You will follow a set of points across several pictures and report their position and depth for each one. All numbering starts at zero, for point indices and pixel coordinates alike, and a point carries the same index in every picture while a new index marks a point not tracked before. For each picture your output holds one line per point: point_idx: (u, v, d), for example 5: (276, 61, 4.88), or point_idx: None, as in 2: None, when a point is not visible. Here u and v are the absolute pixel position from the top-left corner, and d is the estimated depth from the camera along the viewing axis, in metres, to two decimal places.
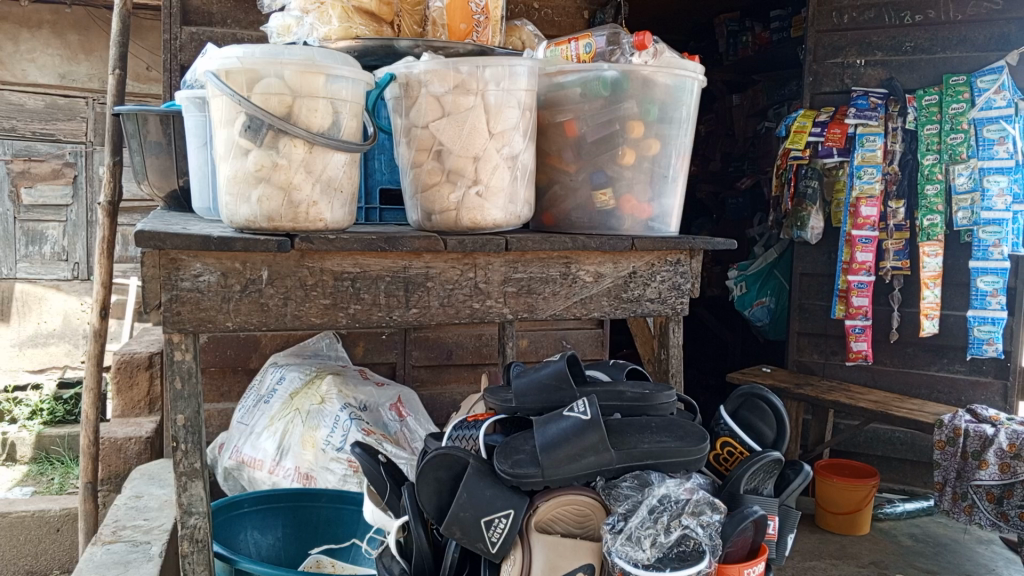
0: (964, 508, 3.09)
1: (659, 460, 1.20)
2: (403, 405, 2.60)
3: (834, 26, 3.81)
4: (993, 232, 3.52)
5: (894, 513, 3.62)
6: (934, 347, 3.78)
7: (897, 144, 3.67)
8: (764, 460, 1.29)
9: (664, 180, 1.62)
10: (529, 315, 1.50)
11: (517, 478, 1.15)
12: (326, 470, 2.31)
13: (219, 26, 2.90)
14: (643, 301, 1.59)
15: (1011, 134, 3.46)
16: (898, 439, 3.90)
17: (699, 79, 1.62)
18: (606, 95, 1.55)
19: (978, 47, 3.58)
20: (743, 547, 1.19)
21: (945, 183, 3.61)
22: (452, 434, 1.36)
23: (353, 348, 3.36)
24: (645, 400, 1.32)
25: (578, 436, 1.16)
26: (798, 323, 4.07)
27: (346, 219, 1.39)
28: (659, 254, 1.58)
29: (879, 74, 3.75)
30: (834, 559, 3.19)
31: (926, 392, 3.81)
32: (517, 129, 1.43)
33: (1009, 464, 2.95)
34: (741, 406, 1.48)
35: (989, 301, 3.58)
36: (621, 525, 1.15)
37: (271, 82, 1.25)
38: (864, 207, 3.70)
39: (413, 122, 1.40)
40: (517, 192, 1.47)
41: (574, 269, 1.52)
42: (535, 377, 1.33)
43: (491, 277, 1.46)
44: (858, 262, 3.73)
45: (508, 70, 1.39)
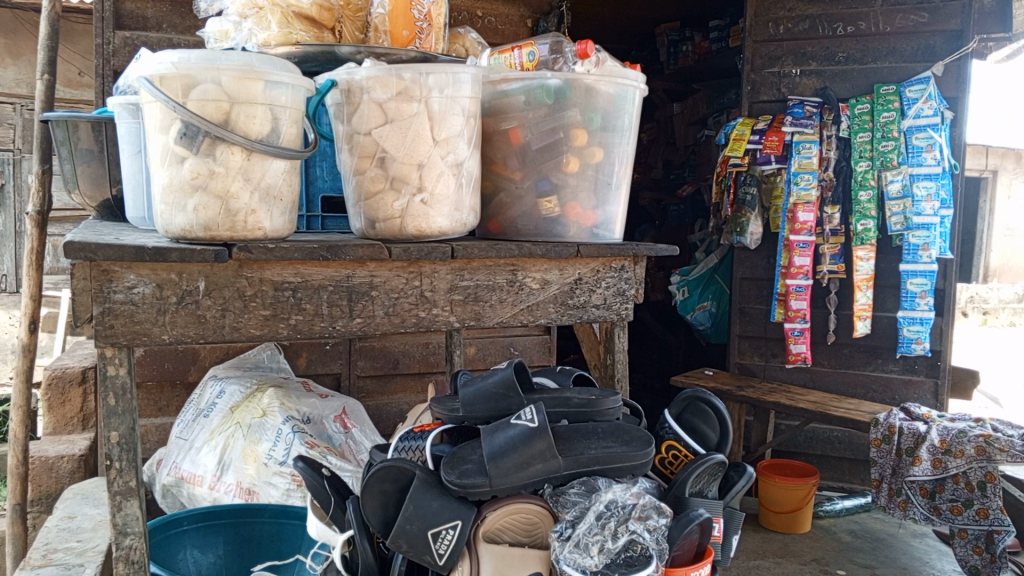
0: (899, 503, 3.17)
1: (605, 466, 1.19)
2: (347, 416, 2.56)
3: (770, 36, 3.90)
4: (921, 236, 3.65)
5: (833, 510, 3.72)
6: (869, 347, 3.90)
7: (832, 151, 3.78)
8: (708, 464, 1.30)
9: (608, 187, 1.64)
10: (476, 322, 1.49)
11: (464, 488, 1.14)
12: (269, 485, 2.25)
13: (154, 31, 2.82)
14: (589, 308, 1.60)
15: (938, 142, 3.60)
16: (836, 437, 4.01)
17: (641, 87, 1.64)
18: (549, 103, 1.55)
19: (906, 57, 3.72)
20: (689, 551, 1.20)
21: (878, 189, 3.74)
22: (398, 446, 1.33)
23: (295, 359, 3.29)
24: (591, 406, 1.32)
25: (525, 444, 1.15)
26: (739, 326, 4.15)
27: (285, 227, 1.36)
28: (603, 261, 1.60)
29: (813, 83, 3.85)
30: (777, 557, 3.25)
31: (862, 392, 3.92)
32: (462, 137, 1.42)
33: (941, 459, 3.05)
34: (685, 409, 1.50)
35: (918, 302, 3.71)
36: (569, 532, 1.15)
37: (208, 87, 1.22)
38: (801, 213, 3.80)
39: (355, 129, 1.38)
40: (463, 199, 1.46)
41: (521, 276, 1.52)
42: (481, 386, 1.32)
43: (437, 284, 1.45)
44: (796, 266, 3.84)
45: (451, 78, 1.38)
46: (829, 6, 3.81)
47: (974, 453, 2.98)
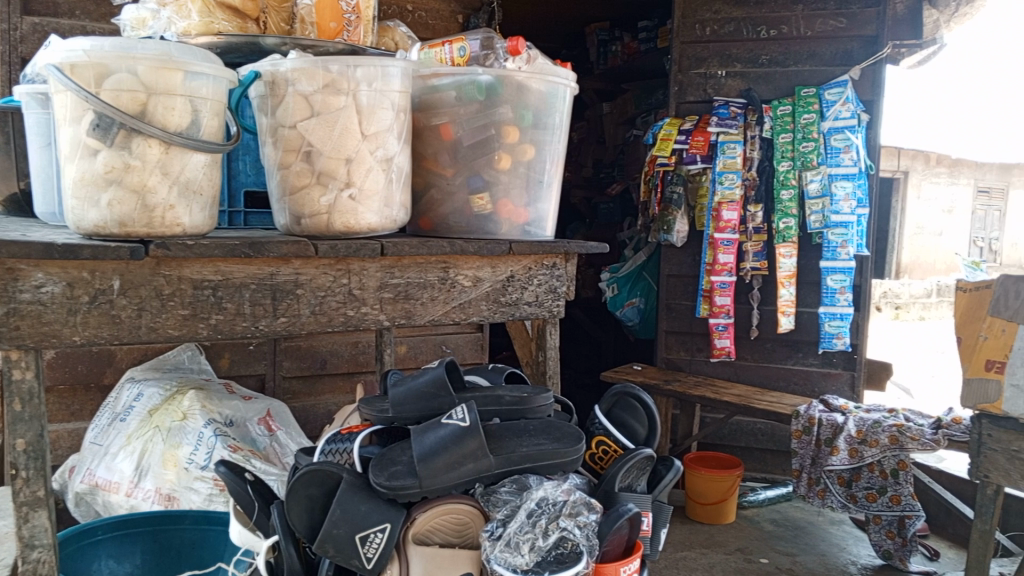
0: (818, 491, 3.30)
1: (537, 463, 1.18)
2: (272, 418, 2.48)
3: (696, 38, 3.99)
4: (840, 234, 3.78)
5: (756, 501, 3.82)
6: (790, 342, 4.02)
7: (755, 151, 3.88)
8: (637, 458, 1.32)
9: (540, 184, 1.64)
10: (406, 321, 1.47)
11: (394, 491, 1.11)
12: (190, 490, 2.17)
13: (66, 18, 2.69)
14: (521, 305, 1.59)
15: (855, 143, 3.73)
16: (760, 430, 4.12)
17: (571, 85, 1.65)
18: (481, 99, 1.53)
19: (825, 61, 3.84)
20: (619, 546, 1.20)
21: (799, 188, 3.85)
22: (325, 449, 1.30)
23: (218, 360, 3.19)
24: (523, 404, 1.32)
25: (456, 443, 1.13)
26: (666, 322, 4.23)
27: (206, 223, 1.31)
28: (535, 258, 1.59)
29: (738, 85, 3.95)
30: (703, 548, 3.32)
31: (784, 385, 4.05)
32: (391, 131, 1.39)
33: (857, 449, 3.17)
34: (615, 405, 1.50)
35: (838, 298, 3.85)
36: (500, 531, 1.14)
37: (123, 77, 1.16)
38: (726, 211, 3.90)
39: (280, 122, 1.35)
40: (393, 195, 1.43)
41: (452, 273, 1.51)
42: (411, 386, 1.30)
43: (366, 283, 1.42)
44: (720, 263, 3.94)
45: (380, 71, 1.35)
46: (753, 9, 3.91)
47: (888, 442, 3.10)
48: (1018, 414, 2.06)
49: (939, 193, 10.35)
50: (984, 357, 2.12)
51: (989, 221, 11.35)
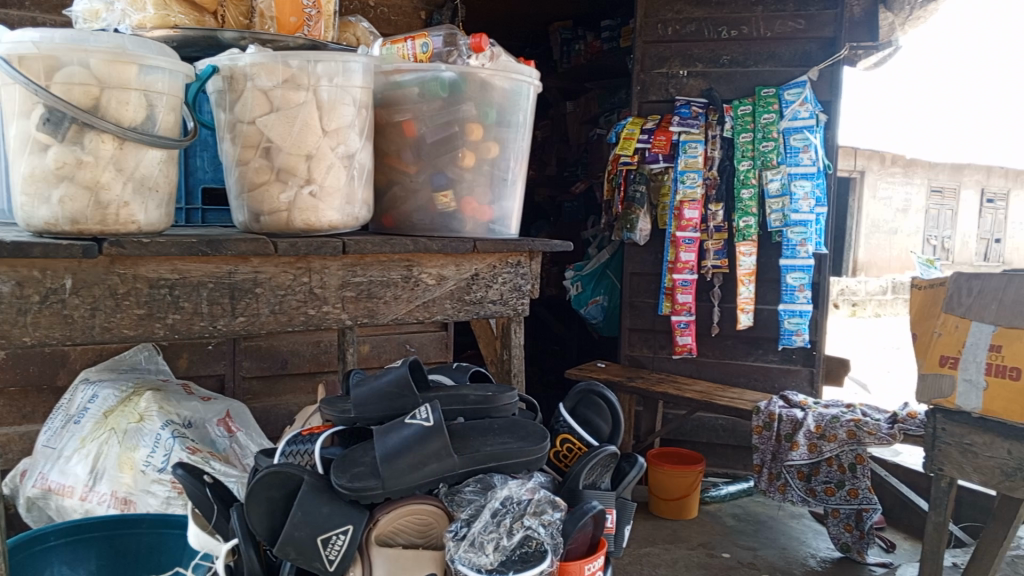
0: (778, 486, 3.35)
1: (501, 462, 1.18)
2: (232, 420, 2.44)
3: (658, 37, 4.01)
4: (799, 232, 3.83)
5: (718, 496, 3.87)
6: (751, 338, 4.08)
7: (716, 150, 3.93)
8: (602, 455, 1.32)
9: (504, 182, 1.63)
10: (369, 320, 1.45)
11: (356, 492, 1.10)
12: (147, 494, 2.11)
13: (15, 9, 2.61)
14: (486, 303, 1.58)
15: (813, 143, 3.79)
16: (721, 425, 4.17)
17: (535, 83, 1.64)
18: (444, 96, 1.52)
19: (785, 62, 3.90)
20: (583, 544, 1.21)
21: (759, 187, 3.90)
22: (286, 450, 1.28)
23: (176, 360, 3.13)
24: (488, 402, 1.31)
25: (420, 444, 1.12)
26: (629, 320, 4.26)
27: (162, 220, 1.28)
28: (500, 256, 1.59)
29: (699, 84, 3.99)
30: (666, 543, 3.35)
31: (744, 381, 4.10)
32: (353, 127, 1.37)
33: (816, 444, 3.22)
34: (579, 403, 1.50)
35: (797, 295, 3.90)
36: (464, 530, 1.13)
37: (74, 70, 1.12)
38: (687, 210, 3.94)
39: (238, 117, 1.32)
40: (355, 193, 1.41)
41: (416, 271, 1.49)
42: (374, 386, 1.28)
43: (328, 281, 1.40)
44: (682, 261, 3.98)
45: (341, 66, 1.33)
46: (714, 10, 3.95)
47: (846, 437, 3.16)
48: (973, 409, 2.02)
49: (894, 192, 10.59)
50: (938, 352, 2.07)
51: (942, 220, 11.64)
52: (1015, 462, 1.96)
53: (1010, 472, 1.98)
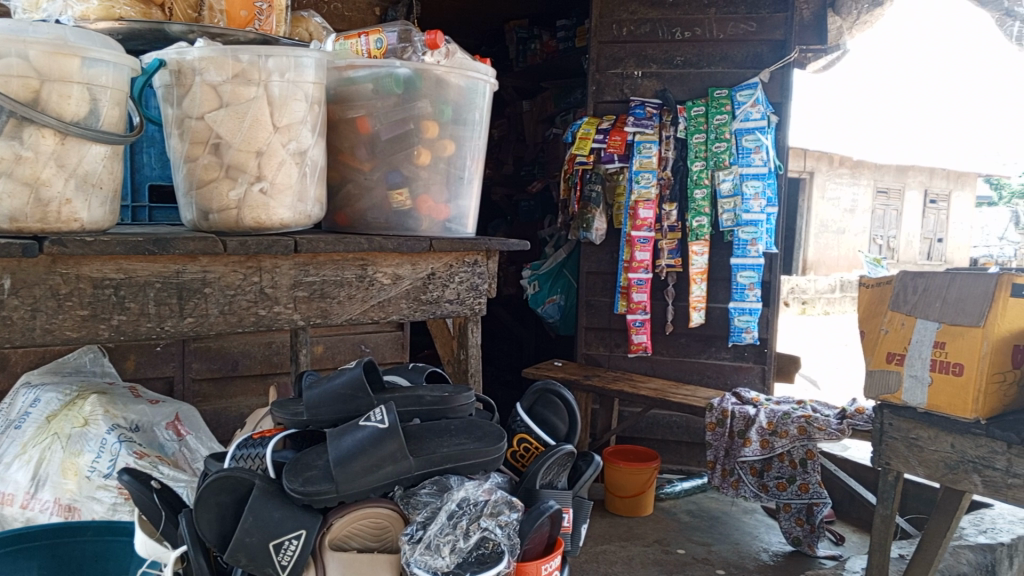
0: (732, 482, 3.40)
1: (457, 463, 1.17)
2: (181, 423, 2.37)
3: (613, 38, 4.04)
4: (749, 232, 3.89)
5: (673, 492, 3.91)
6: (703, 336, 4.13)
7: (670, 151, 3.97)
8: (558, 454, 1.31)
9: (460, 181, 1.62)
10: (322, 320, 1.43)
11: (309, 496, 1.08)
12: (93, 500, 2.03)
13: None
14: (442, 303, 1.57)
15: (764, 144, 3.85)
16: (675, 422, 4.22)
17: (491, 81, 1.64)
18: (398, 93, 1.51)
19: (737, 63, 3.95)
20: (540, 544, 1.20)
21: (711, 188, 3.96)
22: (236, 454, 1.25)
23: (122, 363, 3.05)
24: (444, 403, 1.29)
25: (375, 446, 1.10)
26: (585, 318, 4.28)
27: (106, 218, 1.24)
28: (456, 255, 1.58)
29: (653, 85, 4.03)
30: (622, 541, 3.38)
31: (697, 378, 4.15)
32: (305, 123, 1.35)
33: (768, 440, 3.27)
34: (536, 402, 1.50)
35: (747, 293, 3.97)
36: (419, 534, 1.11)
37: (12, 62, 1.07)
38: (642, 210, 3.98)
39: (186, 113, 1.29)
40: (307, 190, 1.39)
41: (370, 271, 1.47)
42: (328, 388, 1.26)
43: (279, 281, 1.37)
44: (637, 260, 4.02)
45: (293, 62, 1.31)
46: (668, 11, 3.98)
47: (797, 433, 3.23)
48: (918, 406, 1.90)
49: (842, 192, 10.87)
50: (884, 349, 1.97)
51: (887, 220, 11.95)
52: (958, 456, 1.85)
53: (954, 466, 1.86)
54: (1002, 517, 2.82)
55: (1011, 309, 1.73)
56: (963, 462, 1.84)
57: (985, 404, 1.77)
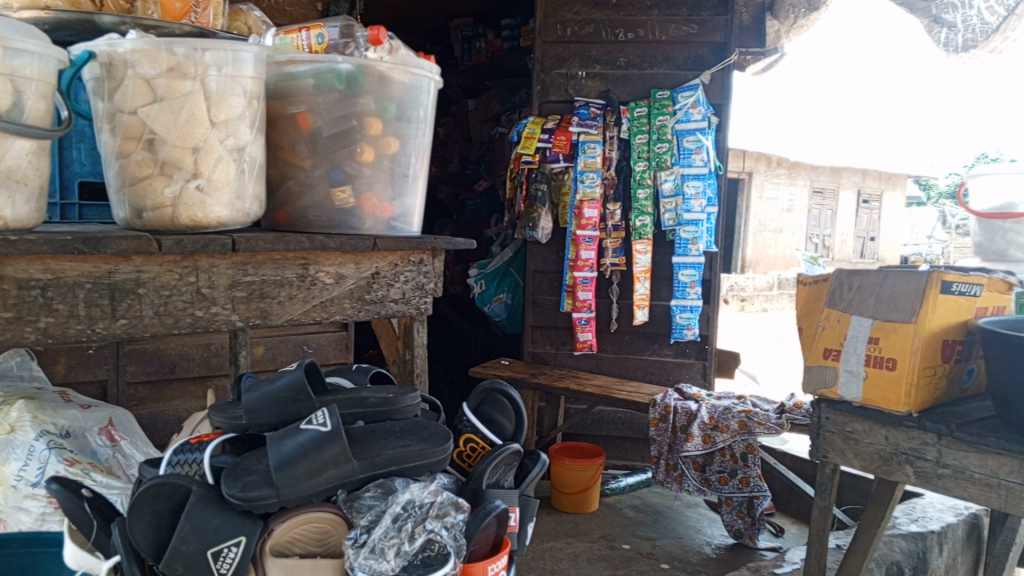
0: (676, 477, 3.44)
1: (403, 466, 1.15)
2: (114, 428, 2.28)
3: (557, 38, 4.06)
4: (690, 231, 3.96)
5: (618, 488, 3.95)
6: (647, 334, 4.18)
7: (614, 151, 4.01)
8: (505, 453, 1.31)
9: (404, 179, 1.60)
10: (262, 322, 1.39)
11: (249, 502, 1.05)
12: (19, 510, 1.94)
13: None
14: (387, 302, 1.55)
15: (705, 144, 3.90)
16: (620, 418, 4.26)
17: (435, 79, 1.62)
18: (341, 89, 1.48)
19: (679, 65, 4.01)
20: (486, 544, 1.20)
21: (654, 188, 4.01)
22: (172, 460, 1.21)
23: (52, 366, 2.94)
24: (388, 405, 1.28)
25: (317, 449, 1.08)
26: (531, 316, 4.29)
27: (31, 216, 1.18)
28: (401, 254, 1.56)
29: (597, 86, 4.06)
30: (569, 537, 3.39)
31: (641, 374, 4.20)
32: (243, 119, 1.31)
33: (710, 434, 3.34)
34: (483, 401, 1.49)
35: (688, 291, 4.04)
36: (363, 537, 1.09)
37: None
38: (587, 209, 4.01)
39: (117, 107, 1.24)
40: (245, 187, 1.36)
41: (312, 270, 1.44)
42: (267, 391, 1.22)
43: (217, 281, 1.33)
44: (582, 259, 4.05)
45: (231, 56, 1.27)
46: (611, 12, 4.02)
47: (738, 427, 3.29)
48: (854, 400, 1.94)
49: (779, 192, 11.16)
50: (821, 345, 2.01)
51: (823, 219, 12.29)
52: (892, 448, 1.89)
53: (887, 458, 1.90)
54: (932, 506, 2.93)
55: (941, 306, 1.80)
56: (895, 454, 1.88)
57: (917, 398, 1.82)
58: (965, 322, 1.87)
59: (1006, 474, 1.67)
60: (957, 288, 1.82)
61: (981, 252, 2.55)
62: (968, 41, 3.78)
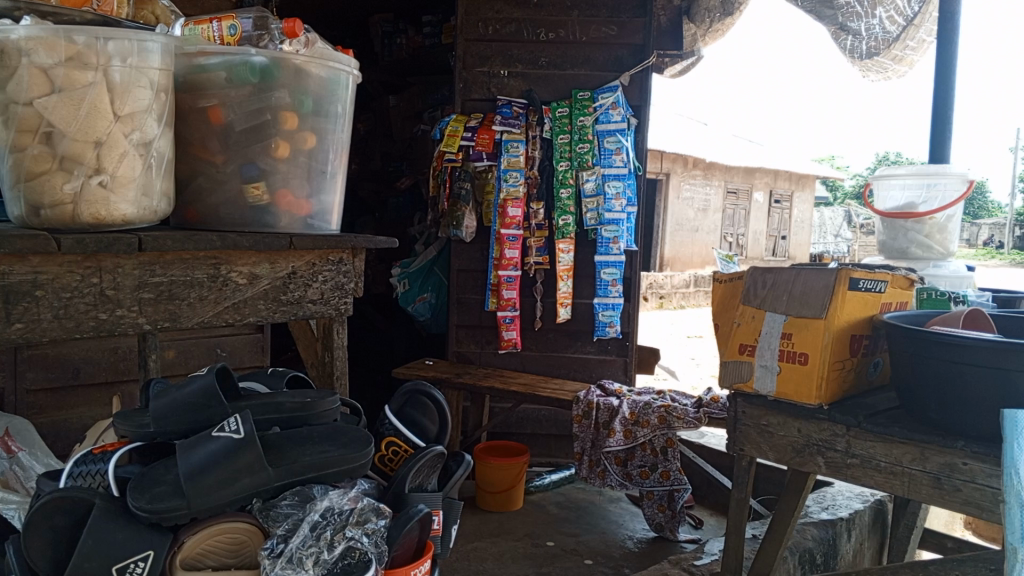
0: (598, 472, 3.48)
1: (321, 472, 1.12)
2: (10, 439, 2.16)
3: (479, 36, 4.05)
4: (612, 230, 4.02)
5: (543, 485, 3.98)
6: (570, 331, 4.22)
7: (536, 150, 4.02)
8: (428, 456, 1.29)
9: (323, 175, 1.56)
10: (171, 324, 1.33)
11: (155, 514, 1.00)
12: None
13: None
14: (304, 303, 1.51)
15: (625, 145, 3.98)
16: (544, 416, 4.29)
17: (353, 73, 1.58)
18: (254, 82, 1.42)
19: (599, 66, 4.04)
20: (409, 549, 1.17)
21: (576, 187, 4.04)
22: (72, 472, 1.14)
23: None
24: (306, 409, 1.24)
25: (227, 458, 1.04)
26: (456, 316, 4.26)
27: None
28: (318, 253, 1.52)
29: (519, 85, 4.06)
30: (493, 536, 3.39)
31: (565, 372, 4.24)
32: (150, 112, 1.26)
33: (631, 430, 3.39)
34: (405, 404, 1.47)
35: (610, 289, 4.10)
36: (281, 547, 1.06)
37: None
38: (510, 208, 4.01)
39: (11, 97, 1.15)
40: (153, 183, 1.30)
41: (224, 270, 1.39)
42: (176, 397, 1.17)
43: (122, 282, 1.26)
44: (507, 258, 4.06)
45: (136, 46, 1.21)
46: (532, 11, 4.03)
47: (657, 422, 3.35)
48: (768, 394, 1.99)
49: (695, 192, 11.48)
50: (737, 341, 2.07)
51: (737, 219, 12.65)
52: (805, 439, 1.94)
53: (800, 450, 1.96)
54: (841, 493, 3.06)
55: (849, 302, 1.87)
56: (809, 445, 1.94)
57: (827, 391, 1.89)
58: (872, 317, 1.96)
59: (909, 462, 1.74)
60: (864, 284, 1.90)
61: (885, 250, 2.65)
62: (872, 48, 3.94)
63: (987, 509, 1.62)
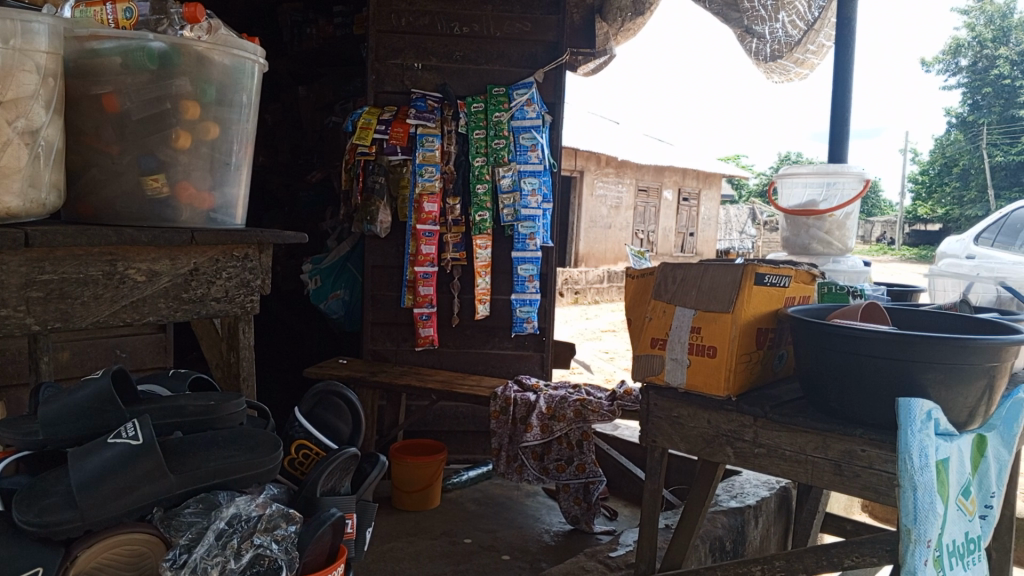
0: (516, 468, 3.47)
1: (227, 477, 1.08)
2: None
3: (391, 28, 3.99)
4: (528, 226, 4.06)
5: (460, 482, 3.97)
6: (487, 327, 4.22)
7: (452, 145, 4.00)
8: (341, 458, 1.25)
9: (226, 167, 1.50)
10: (62, 325, 1.25)
11: (46, 528, 0.93)
12: None
13: None
14: (208, 301, 1.44)
15: (540, 142, 4.02)
16: (461, 413, 4.27)
17: (259, 62, 1.53)
18: (152, 69, 1.35)
19: (513, 62, 4.05)
20: (321, 555, 1.13)
21: (492, 183, 4.04)
22: None
23: None
24: (209, 413, 1.18)
25: (123, 466, 0.98)
26: (371, 313, 4.19)
27: None
28: (223, 249, 1.45)
29: (433, 78, 4.02)
30: (409, 536, 3.35)
31: (481, 368, 4.24)
32: (36, 98, 1.18)
33: (547, 424, 3.39)
34: (317, 405, 1.43)
35: (527, 285, 4.13)
36: (184, 557, 1.01)
37: None
38: (426, 203, 3.97)
39: None
40: (41, 174, 1.22)
41: (121, 267, 1.31)
42: (64, 403, 1.09)
43: (7, 279, 1.18)
44: (423, 254, 4.03)
45: (21, 26, 1.13)
46: (446, 5, 3.99)
47: (573, 416, 3.37)
48: (679, 386, 2.03)
49: (607, 190, 11.70)
50: (648, 335, 2.10)
51: (648, 216, 12.94)
52: (714, 430, 1.99)
53: (710, 441, 2.01)
54: (748, 482, 3.17)
55: (754, 297, 1.93)
56: (717, 436, 1.99)
57: (735, 382, 1.94)
58: (776, 311, 2.03)
59: (812, 450, 1.80)
60: (768, 279, 1.97)
61: (788, 247, 2.75)
62: (774, 51, 4.09)
63: (883, 492, 1.71)
